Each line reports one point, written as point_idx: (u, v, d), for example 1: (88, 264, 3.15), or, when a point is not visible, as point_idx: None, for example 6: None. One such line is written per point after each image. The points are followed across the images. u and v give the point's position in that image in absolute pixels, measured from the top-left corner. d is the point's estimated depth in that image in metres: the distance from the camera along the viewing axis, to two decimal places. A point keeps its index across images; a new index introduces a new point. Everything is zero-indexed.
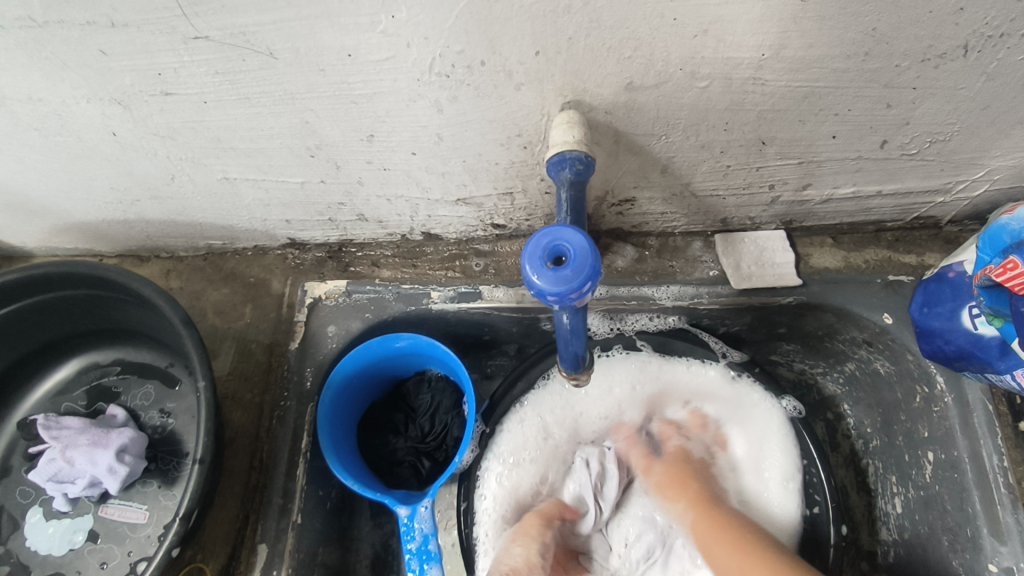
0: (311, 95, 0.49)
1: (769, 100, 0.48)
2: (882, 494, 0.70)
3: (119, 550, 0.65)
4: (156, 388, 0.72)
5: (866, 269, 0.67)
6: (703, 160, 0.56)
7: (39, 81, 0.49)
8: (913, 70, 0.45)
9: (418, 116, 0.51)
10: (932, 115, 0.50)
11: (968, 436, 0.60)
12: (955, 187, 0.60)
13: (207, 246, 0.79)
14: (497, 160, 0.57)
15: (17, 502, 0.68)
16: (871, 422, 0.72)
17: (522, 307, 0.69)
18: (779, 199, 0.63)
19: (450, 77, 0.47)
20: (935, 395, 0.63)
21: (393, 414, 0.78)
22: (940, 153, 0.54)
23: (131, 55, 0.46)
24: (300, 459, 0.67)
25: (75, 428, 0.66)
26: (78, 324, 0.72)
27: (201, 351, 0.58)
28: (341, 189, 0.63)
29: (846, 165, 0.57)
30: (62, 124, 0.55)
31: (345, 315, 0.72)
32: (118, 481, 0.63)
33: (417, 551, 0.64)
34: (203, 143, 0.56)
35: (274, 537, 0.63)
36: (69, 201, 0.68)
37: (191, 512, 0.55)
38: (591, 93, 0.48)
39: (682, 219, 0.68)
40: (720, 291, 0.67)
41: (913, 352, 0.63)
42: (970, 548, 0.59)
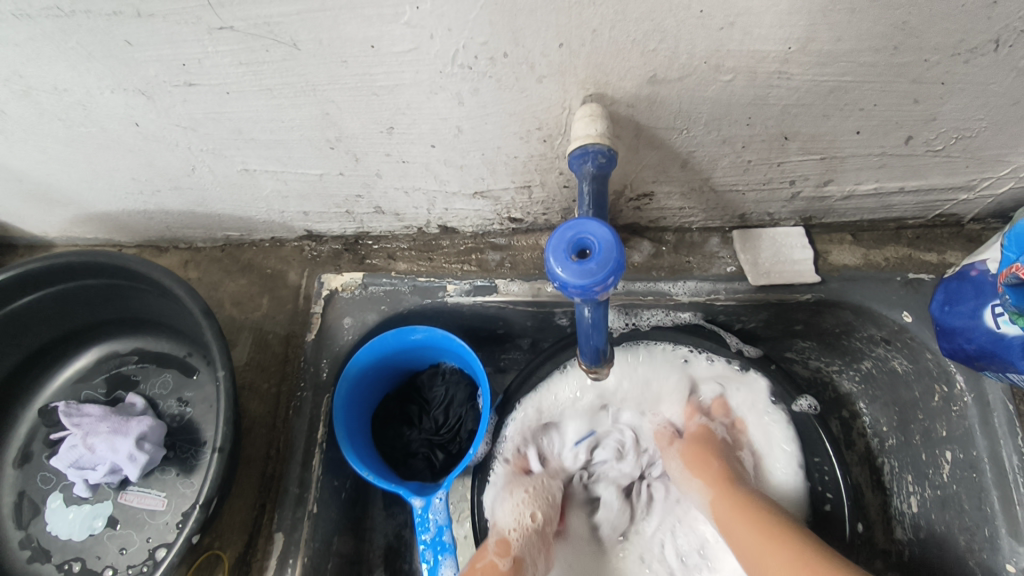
0: (332, 87, 0.49)
1: (793, 95, 0.48)
2: (897, 493, 0.70)
3: (138, 536, 0.66)
4: (174, 377, 0.72)
5: (886, 267, 0.67)
6: (724, 155, 0.56)
7: (65, 71, 0.49)
8: (942, 65, 0.44)
9: (439, 108, 0.51)
10: (960, 110, 0.49)
11: (988, 437, 0.60)
12: (979, 184, 0.59)
13: (225, 238, 0.79)
14: (516, 153, 0.57)
15: (38, 487, 0.69)
16: (887, 420, 0.72)
17: (538, 301, 0.69)
18: (800, 195, 0.62)
19: (473, 69, 0.47)
20: (955, 394, 0.62)
21: (408, 406, 0.78)
22: (966, 149, 0.54)
23: (157, 46, 0.46)
24: (316, 449, 0.67)
25: (96, 415, 0.67)
26: (99, 312, 0.73)
27: (220, 341, 0.59)
28: (360, 181, 0.64)
29: (869, 161, 0.56)
30: (86, 114, 0.55)
31: (361, 307, 0.72)
32: (138, 468, 0.64)
33: (432, 541, 0.65)
34: (225, 134, 0.57)
35: (290, 526, 0.64)
36: (91, 192, 0.69)
37: (211, 499, 0.56)
38: (614, 86, 0.47)
39: (700, 214, 0.67)
40: (737, 287, 0.66)
41: (933, 350, 0.63)
42: (987, 548, 0.59)
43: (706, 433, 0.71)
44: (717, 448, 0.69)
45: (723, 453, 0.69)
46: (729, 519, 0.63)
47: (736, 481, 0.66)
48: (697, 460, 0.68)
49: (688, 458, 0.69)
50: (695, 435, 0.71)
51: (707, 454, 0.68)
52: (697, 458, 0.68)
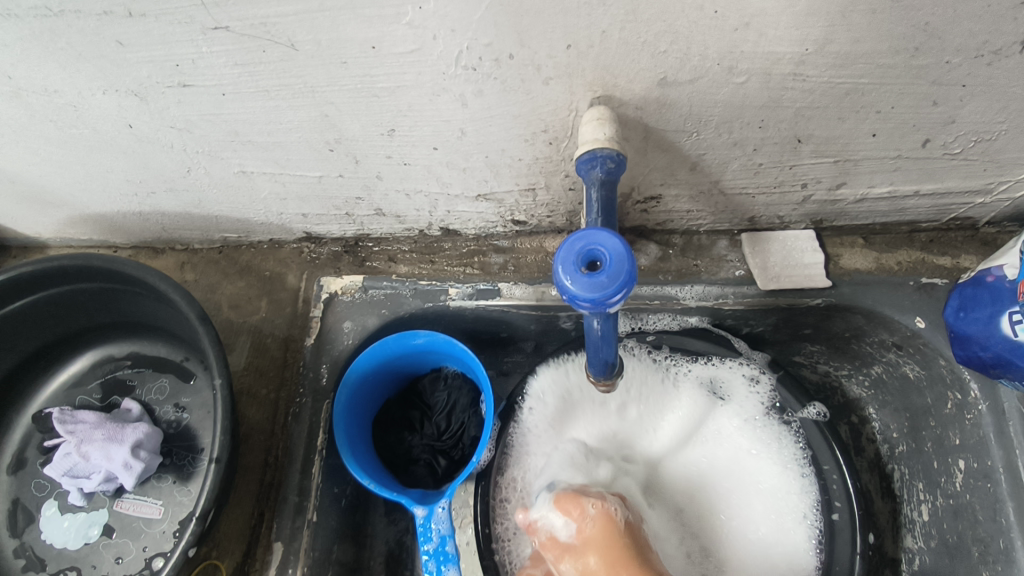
0: (331, 88, 0.48)
1: (808, 97, 0.46)
2: (908, 501, 0.69)
3: (135, 545, 0.65)
4: (171, 382, 0.71)
5: (899, 271, 0.65)
6: (734, 157, 0.54)
7: (54, 71, 0.48)
8: (964, 67, 0.42)
9: (442, 110, 0.50)
10: (980, 113, 0.47)
11: (1004, 446, 0.59)
12: (997, 188, 0.58)
13: (222, 239, 0.77)
14: (521, 155, 0.55)
15: (33, 495, 0.68)
16: (897, 426, 0.71)
17: (542, 305, 0.68)
18: (811, 198, 0.60)
19: (477, 71, 0.45)
20: (969, 402, 0.61)
21: (410, 411, 0.77)
22: (984, 153, 0.52)
23: (148, 46, 0.44)
24: (315, 457, 0.66)
25: (91, 422, 0.65)
26: (94, 316, 0.71)
27: (217, 348, 0.57)
28: (360, 183, 0.62)
29: (884, 164, 0.54)
30: (77, 116, 0.53)
31: (362, 311, 0.71)
32: (133, 477, 0.63)
33: (436, 552, 0.64)
34: (221, 136, 0.55)
35: (289, 535, 0.63)
36: (84, 194, 0.67)
37: (208, 511, 0.55)
38: (622, 88, 0.46)
39: (708, 217, 0.66)
40: (746, 292, 0.65)
41: (947, 357, 0.61)
42: (1002, 560, 0.58)
43: (613, 526, 0.56)
44: (640, 547, 0.56)
45: (638, 554, 0.55)
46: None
47: (628, 562, 0.54)
48: (614, 562, 0.54)
49: (611, 537, 0.56)
50: (599, 526, 0.57)
51: (622, 564, 0.54)
52: (613, 553, 0.55)
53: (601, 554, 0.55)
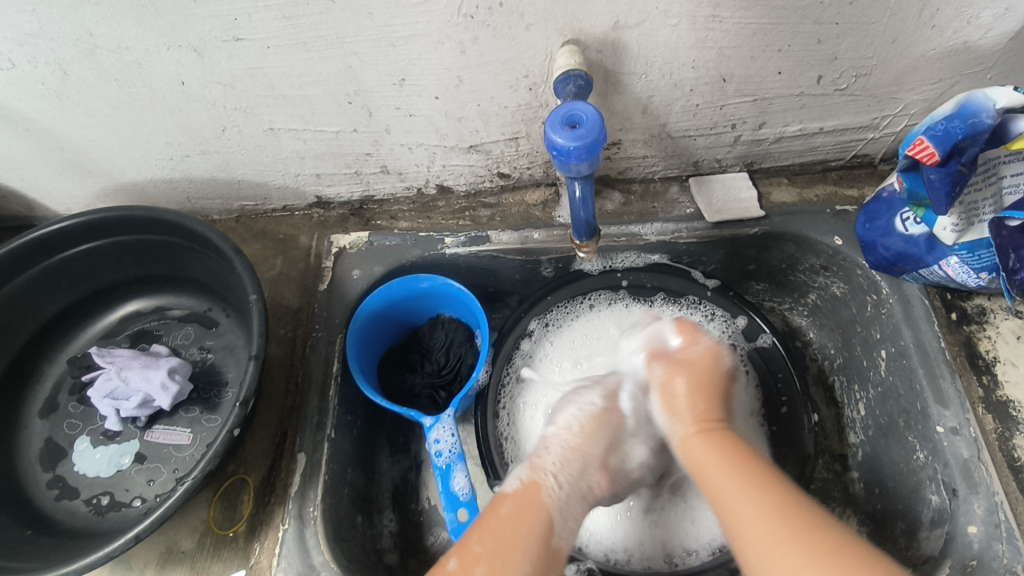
0: (357, 39, 0.60)
1: (726, 37, 0.61)
2: (848, 403, 0.81)
3: (165, 468, 0.71)
4: (195, 329, 0.79)
5: (817, 201, 0.79)
6: (677, 98, 0.68)
7: (131, 29, 0.59)
8: (834, 7, 0.58)
9: (444, 58, 0.63)
10: (854, 49, 0.62)
11: (911, 326, 0.70)
12: (881, 122, 0.73)
13: (240, 208, 0.87)
14: (507, 102, 0.69)
15: (65, 433, 0.74)
16: (833, 343, 0.84)
17: (526, 247, 0.79)
18: (741, 138, 0.75)
19: (474, 19, 0.58)
20: (882, 299, 0.74)
21: (411, 354, 0.86)
22: (865, 87, 0.67)
23: (216, 2, 0.56)
24: (332, 381, 0.74)
25: (128, 354, 0.72)
26: (126, 271, 0.79)
27: (250, 272, 0.67)
28: (370, 138, 0.74)
29: (792, 102, 0.69)
30: (139, 73, 0.64)
31: (368, 261, 0.81)
32: (169, 397, 0.69)
33: (445, 451, 0.70)
34: (258, 91, 0.67)
35: (311, 447, 0.70)
36: (124, 160, 0.77)
37: (249, 398, 0.61)
38: (586, 32, 0.60)
39: (660, 163, 0.79)
40: (696, 226, 0.78)
41: (861, 267, 0.75)
42: (921, 419, 0.68)
43: (714, 355, 0.62)
44: (721, 389, 0.60)
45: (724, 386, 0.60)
46: (716, 465, 0.52)
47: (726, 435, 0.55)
48: (698, 385, 0.59)
49: (703, 383, 0.60)
50: (706, 357, 0.62)
51: (708, 395, 0.59)
52: (687, 370, 0.61)
53: (668, 366, 0.62)
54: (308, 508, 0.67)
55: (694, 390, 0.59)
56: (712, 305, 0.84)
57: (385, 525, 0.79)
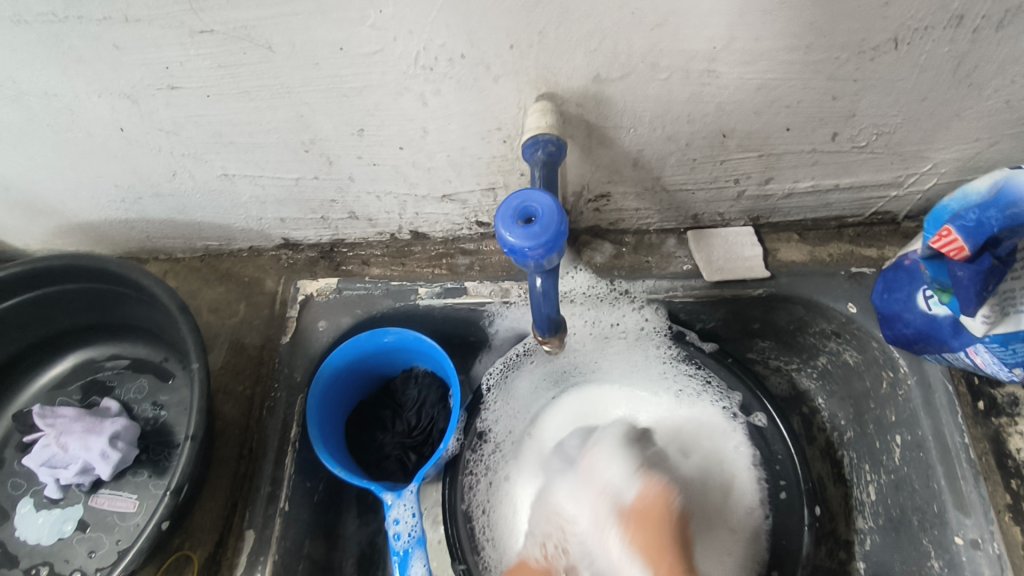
0: (306, 89, 0.54)
1: (726, 92, 0.53)
2: (857, 484, 0.73)
3: (108, 538, 0.66)
4: (150, 382, 0.74)
5: (831, 262, 0.71)
6: (671, 152, 0.60)
7: (56, 75, 0.53)
8: (852, 62, 0.49)
9: (405, 109, 0.56)
10: (876, 106, 0.54)
11: (931, 416, 0.63)
12: (906, 180, 0.64)
13: (205, 247, 0.82)
14: (479, 154, 0.61)
15: (8, 493, 0.69)
16: (844, 414, 0.75)
17: (507, 302, 0.73)
18: (745, 193, 0.66)
19: (434, 71, 0.51)
20: (900, 379, 0.66)
21: (382, 411, 0.80)
22: (888, 145, 0.59)
23: (143, 49, 0.50)
24: (289, 448, 0.69)
25: (70, 416, 0.68)
26: (77, 318, 0.74)
27: (196, 336, 0.61)
28: (333, 185, 0.67)
29: (803, 158, 0.61)
30: (74, 119, 0.58)
31: (336, 311, 0.75)
32: (110, 467, 0.65)
33: (403, 534, 0.65)
34: (205, 138, 0.60)
35: (261, 524, 0.65)
36: (75, 201, 0.72)
37: (182, 486, 0.56)
38: (563, 86, 0.52)
39: (656, 215, 0.72)
40: (693, 284, 0.71)
41: (878, 339, 0.67)
42: (937, 524, 0.61)
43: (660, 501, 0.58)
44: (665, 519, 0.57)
45: (676, 527, 0.57)
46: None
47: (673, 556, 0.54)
48: (645, 528, 0.57)
49: (661, 516, 0.57)
50: (654, 505, 0.58)
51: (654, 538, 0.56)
52: (641, 524, 0.57)
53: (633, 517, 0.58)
54: None
55: (653, 522, 0.57)
56: (705, 373, 0.74)
57: None
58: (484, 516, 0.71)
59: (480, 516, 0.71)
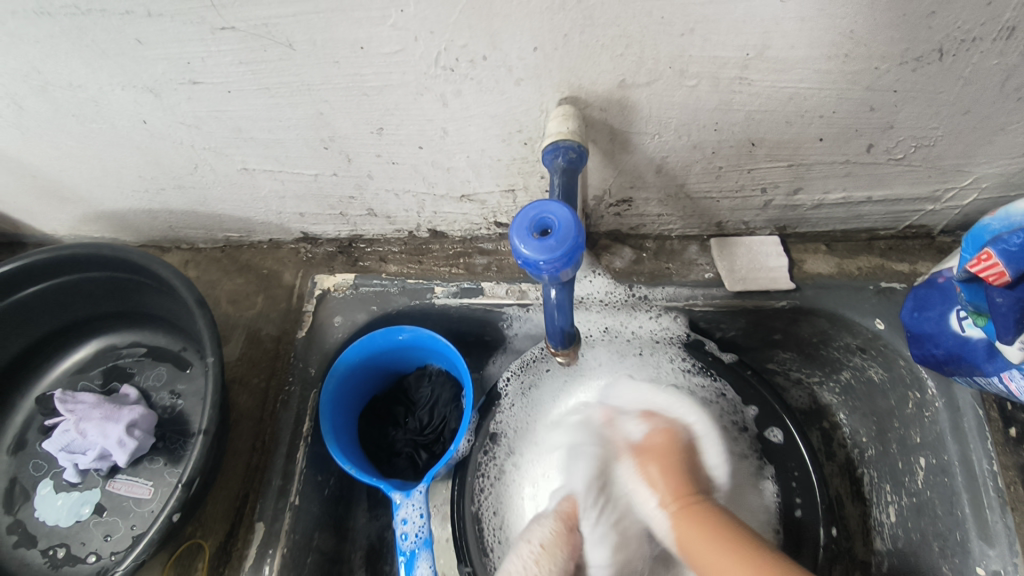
0: (326, 87, 0.53)
1: (756, 101, 0.51)
2: (876, 503, 0.71)
3: (123, 523, 0.68)
4: (168, 370, 0.75)
5: (859, 275, 0.68)
6: (696, 160, 0.59)
7: (80, 68, 0.53)
8: (892, 73, 0.47)
9: (425, 109, 0.55)
10: (915, 119, 0.52)
11: (959, 441, 0.60)
12: (943, 195, 0.61)
13: (225, 238, 0.82)
14: (499, 155, 0.60)
15: (29, 474, 0.71)
16: (865, 431, 0.73)
17: (524, 304, 0.72)
18: (772, 203, 0.65)
19: (455, 72, 0.50)
20: (927, 401, 0.63)
21: (394, 407, 0.80)
22: (926, 158, 0.56)
23: (165, 44, 0.50)
24: (301, 442, 0.69)
25: (89, 402, 0.68)
26: (100, 305, 0.75)
27: (213, 330, 0.62)
28: (352, 182, 0.67)
29: (835, 169, 0.59)
30: (98, 111, 0.59)
31: (352, 307, 0.75)
32: (127, 454, 0.66)
33: (412, 534, 0.64)
34: (226, 133, 0.60)
35: (271, 517, 0.65)
36: (99, 190, 0.73)
37: (193, 479, 0.56)
38: (586, 90, 0.51)
39: (678, 222, 0.70)
40: (714, 293, 0.69)
41: (905, 358, 0.65)
42: (959, 552, 0.59)
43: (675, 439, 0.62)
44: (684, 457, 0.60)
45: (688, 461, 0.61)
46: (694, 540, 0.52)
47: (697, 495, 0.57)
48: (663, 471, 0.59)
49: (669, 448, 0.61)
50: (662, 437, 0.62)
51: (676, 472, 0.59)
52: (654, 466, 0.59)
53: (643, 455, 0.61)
54: None
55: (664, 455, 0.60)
56: (720, 385, 0.73)
57: None
58: (494, 518, 0.69)
59: (490, 517, 0.69)
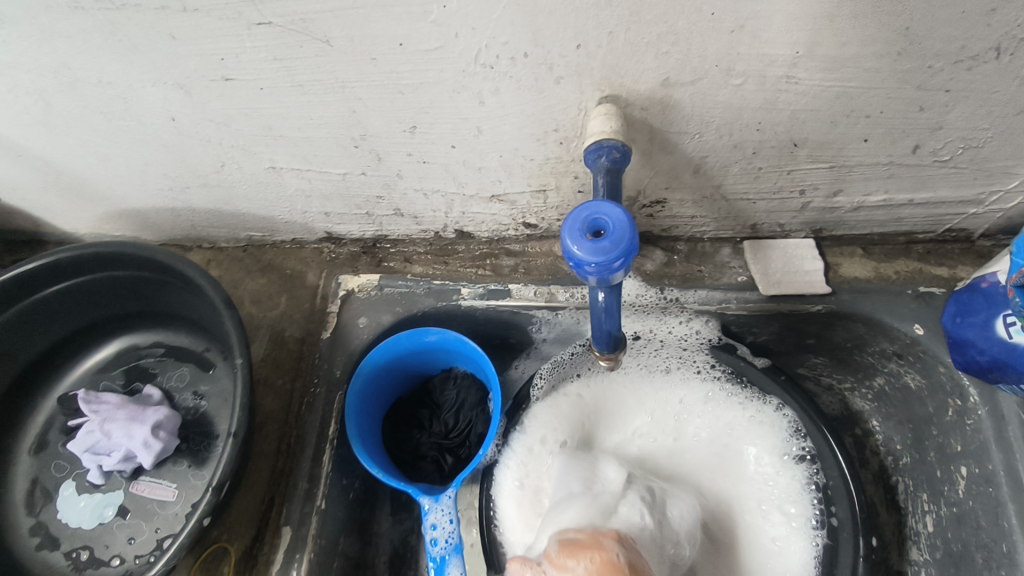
0: (360, 84, 0.52)
1: (802, 100, 0.49)
2: (913, 512, 0.69)
3: (147, 526, 0.67)
4: (191, 371, 0.74)
5: (896, 280, 0.67)
6: (735, 161, 0.57)
7: (111, 64, 0.52)
8: (946, 72, 0.45)
9: (461, 107, 0.54)
10: (965, 119, 0.50)
11: (1004, 450, 0.59)
12: (988, 198, 0.60)
13: (248, 238, 0.81)
14: (533, 155, 0.59)
15: (51, 475, 0.70)
16: (900, 439, 0.72)
17: (551, 305, 0.71)
18: (810, 205, 0.63)
19: (494, 69, 0.49)
20: (969, 408, 0.62)
21: (419, 410, 0.79)
22: (973, 160, 0.55)
23: (198, 40, 0.49)
24: (327, 445, 0.68)
25: (114, 403, 0.68)
26: (123, 305, 0.74)
27: (240, 331, 0.61)
28: (381, 181, 0.66)
29: (878, 171, 0.57)
30: (127, 108, 0.58)
31: (377, 309, 0.74)
32: (152, 456, 0.65)
33: (441, 541, 0.63)
34: (255, 130, 0.59)
35: (298, 521, 0.64)
36: (123, 188, 0.72)
37: (223, 483, 0.55)
38: (628, 88, 0.49)
39: (711, 224, 0.69)
40: (748, 297, 0.68)
41: (945, 364, 0.63)
42: (1005, 565, 0.58)
43: None
44: None
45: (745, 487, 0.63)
46: None
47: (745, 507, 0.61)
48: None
49: None
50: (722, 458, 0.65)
51: None
52: None
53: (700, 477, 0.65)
54: None
55: None
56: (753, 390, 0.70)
57: None
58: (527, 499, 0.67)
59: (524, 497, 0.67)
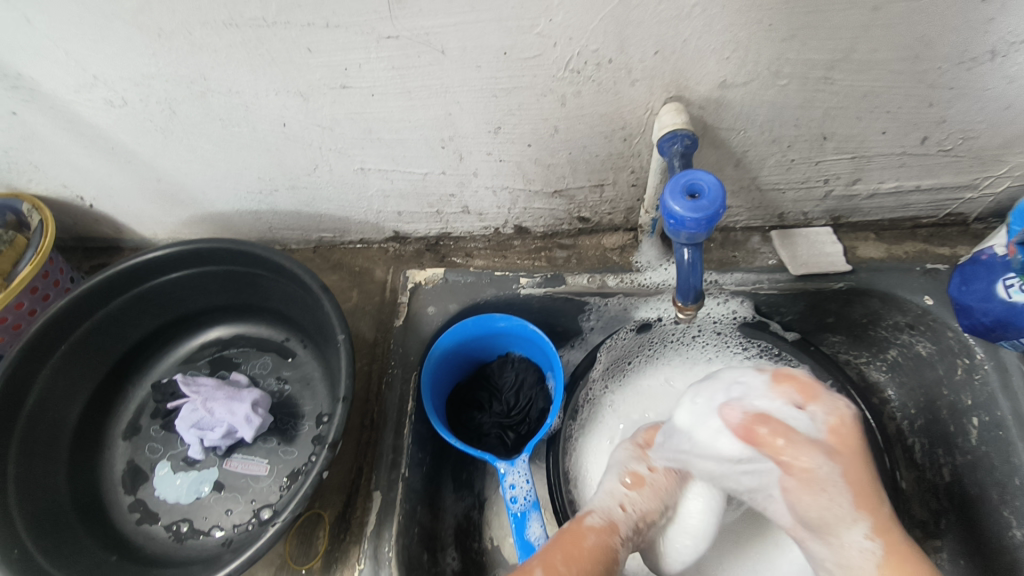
0: (462, 89, 0.61)
1: (835, 98, 0.60)
2: (930, 467, 0.78)
3: (242, 498, 0.72)
4: (273, 359, 0.81)
5: (907, 258, 0.77)
6: (772, 154, 0.67)
7: (245, 75, 0.60)
8: (952, 72, 0.56)
9: (544, 109, 0.63)
10: (966, 113, 0.61)
11: (1010, 397, 0.68)
12: (981, 183, 0.71)
13: (319, 239, 0.90)
14: (598, 152, 0.68)
15: (147, 456, 0.76)
16: (914, 404, 0.80)
17: (602, 292, 0.78)
18: (832, 194, 0.74)
19: (581, 74, 0.58)
20: (976, 364, 0.71)
21: (479, 393, 0.85)
22: (970, 149, 0.66)
23: (331, 52, 0.57)
24: (407, 420, 0.74)
25: (211, 385, 0.75)
26: (210, 299, 0.81)
27: (338, 311, 0.67)
28: (457, 180, 0.74)
29: (892, 161, 0.68)
30: (245, 114, 0.66)
31: (444, 297, 0.81)
32: (253, 430, 0.72)
33: (521, 499, 0.70)
34: (356, 134, 0.68)
35: (387, 486, 0.70)
36: (215, 192, 0.79)
37: (337, 441, 0.61)
38: (691, 89, 0.59)
39: (744, 214, 0.79)
40: (778, 278, 0.77)
41: (953, 328, 0.72)
42: None
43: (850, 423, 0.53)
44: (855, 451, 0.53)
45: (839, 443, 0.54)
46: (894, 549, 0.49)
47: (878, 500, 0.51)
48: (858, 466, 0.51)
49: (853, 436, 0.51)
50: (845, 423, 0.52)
51: (858, 469, 0.50)
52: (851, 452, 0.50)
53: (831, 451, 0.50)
54: (383, 548, 0.66)
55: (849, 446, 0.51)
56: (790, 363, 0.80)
57: (448, 564, 0.77)
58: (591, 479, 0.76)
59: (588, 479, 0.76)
